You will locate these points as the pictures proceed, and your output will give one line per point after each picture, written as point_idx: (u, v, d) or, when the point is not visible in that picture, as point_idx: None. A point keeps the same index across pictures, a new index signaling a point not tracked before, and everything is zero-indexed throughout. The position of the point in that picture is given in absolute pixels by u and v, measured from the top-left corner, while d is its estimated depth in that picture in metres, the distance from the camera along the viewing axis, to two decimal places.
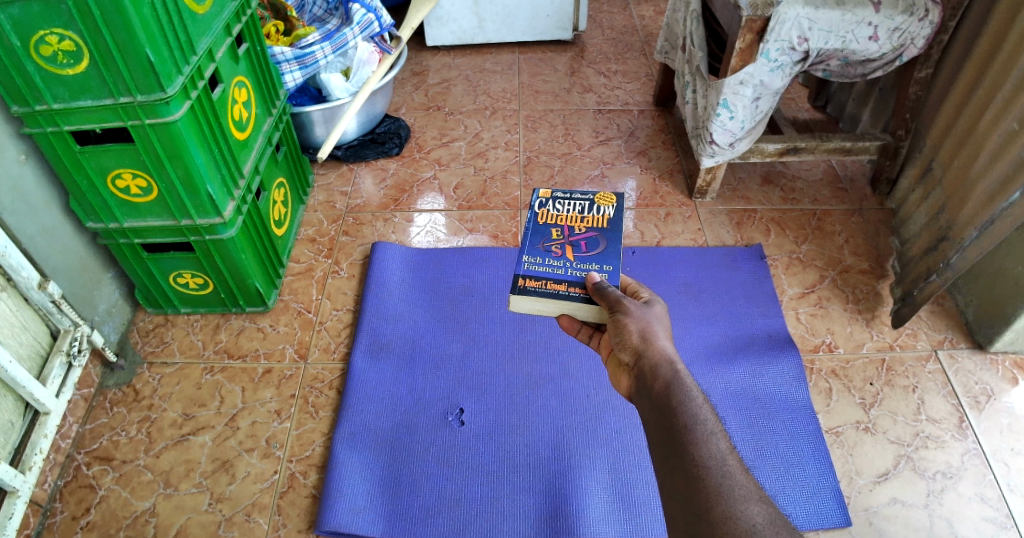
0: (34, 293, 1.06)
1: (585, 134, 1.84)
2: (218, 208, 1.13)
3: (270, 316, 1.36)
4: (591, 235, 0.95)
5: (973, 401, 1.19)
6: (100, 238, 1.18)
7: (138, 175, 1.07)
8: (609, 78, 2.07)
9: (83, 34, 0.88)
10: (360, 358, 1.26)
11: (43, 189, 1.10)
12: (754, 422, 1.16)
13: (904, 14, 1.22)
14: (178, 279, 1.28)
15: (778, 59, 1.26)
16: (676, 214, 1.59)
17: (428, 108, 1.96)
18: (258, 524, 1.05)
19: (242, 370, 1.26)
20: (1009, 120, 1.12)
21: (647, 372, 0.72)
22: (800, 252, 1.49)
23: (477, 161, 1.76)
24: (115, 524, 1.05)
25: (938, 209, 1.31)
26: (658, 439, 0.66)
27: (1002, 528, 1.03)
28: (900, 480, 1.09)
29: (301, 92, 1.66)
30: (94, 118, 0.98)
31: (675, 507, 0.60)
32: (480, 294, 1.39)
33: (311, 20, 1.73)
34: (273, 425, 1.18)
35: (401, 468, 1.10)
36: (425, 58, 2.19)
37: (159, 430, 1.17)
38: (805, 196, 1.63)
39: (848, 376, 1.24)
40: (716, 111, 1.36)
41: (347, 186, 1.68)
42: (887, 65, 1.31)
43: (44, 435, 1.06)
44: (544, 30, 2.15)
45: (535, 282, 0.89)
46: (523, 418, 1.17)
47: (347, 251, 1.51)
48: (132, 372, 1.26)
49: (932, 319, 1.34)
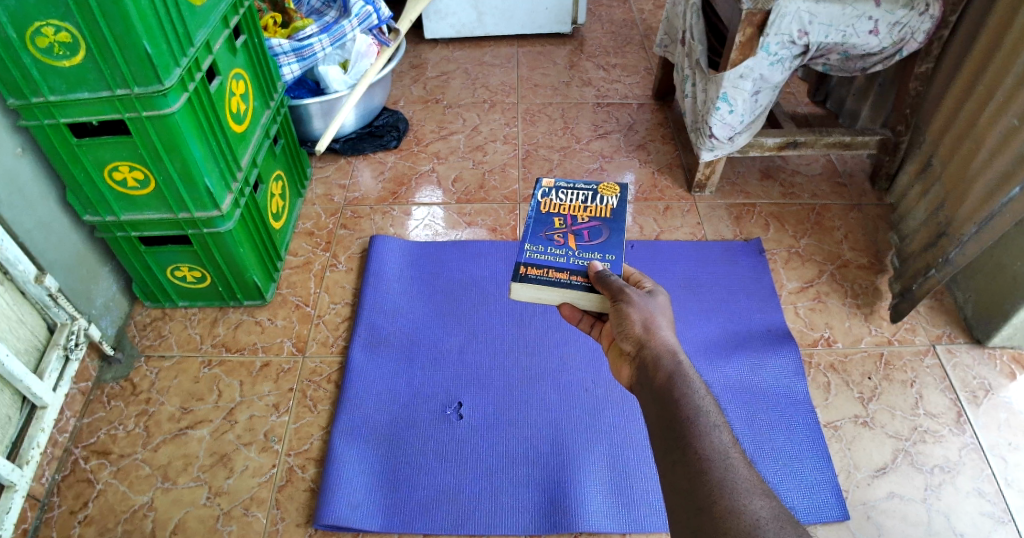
0: (31, 287, 1.06)
1: (585, 127, 1.84)
2: (216, 202, 1.12)
3: (268, 310, 1.35)
4: (594, 225, 0.95)
5: (972, 396, 1.19)
6: (97, 232, 1.18)
7: (135, 168, 1.06)
8: (609, 71, 2.06)
9: (80, 25, 0.87)
10: (359, 350, 1.26)
11: (39, 181, 1.09)
12: (754, 415, 1.16)
13: (905, 9, 1.22)
14: (176, 272, 1.27)
15: (778, 53, 1.25)
16: (675, 208, 1.58)
17: (427, 101, 1.95)
18: (256, 518, 1.05)
19: (240, 364, 1.26)
20: (1009, 116, 1.12)
21: (650, 363, 0.72)
22: (800, 247, 1.48)
23: (476, 155, 1.75)
24: (113, 519, 1.05)
25: (938, 204, 1.31)
26: (659, 431, 0.66)
27: (999, 523, 1.03)
28: (898, 474, 1.09)
29: (299, 84, 1.65)
30: (91, 110, 0.98)
31: (677, 499, 0.60)
32: (479, 286, 1.38)
33: (310, 12, 1.72)
34: (271, 419, 1.17)
35: (399, 462, 1.10)
36: (424, 51, 2.18)
37: (156, 424, 1.17)
38: (804, 190, 1.63)
39: (847, 370, 1.24)
40: (716, 105, 1.35)
41: (346, 179, 1.68)
42: (887, 60, 1.30)
43: (42, 430, 1.06)
44: (544, 23, 2.15)
45: (536, 270, 0.88)
46: (522, 411, 1.17)
47: (345, 244, 1.50)
48: (130, 366, 1.25)
49: (931, 314, 1.34)
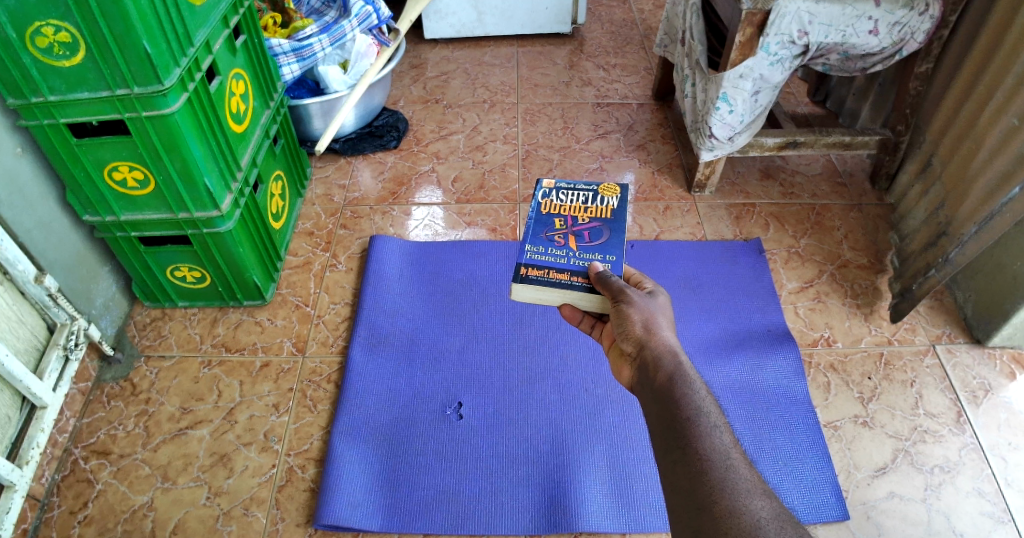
0: (31, 287, 1.06)
1: (585, 127, 1.84)
2: (216, 202, 1.12)
3: (268, 310, 1.35)
4: (595, 226, 0.95)
5: (972, 396, 1.19)
6: (97, 232, 1.18)
7: (134, 168, 1.06)
8: (609, 71, 2.06)
9: (80, 25, 0.87)
10: (359, 351, 1.26)
11: (39, 181, 1.09)
12: (754, 415, 1.16)
13: (905, 9, 1.22)
14: (175, 272, 1.27)
15: (778, 52, 1.25)
16: (675, 208, 1.58)
17: (427, 101, 1.95)
18: (256, 518, 1.05)
19: (240, 364, 1.26)
20: (1009, 116, 1.12)
21: (650, 363, 0.72)
22: (800, 247, 1.48)
23: (476, 154, 1.75)
24: (113, 519, 1.05)
25: (938, 204, 1.31)
26: (660, 431, 0.66)
27: (999, 523, 1.03)
28: (898, 474, 1.09)
29: (299, 84, 1.65)
30: (91, 110, 0.97)
31: (678, 499, 0.60)
32: (479, 286, 1.38)
33: (310, 12, 1.72)
34: (271, 419, 1.17)
35: (399, 462, 1.10)
36: (424, 51, 2.18)
37: (156, 424, 1.17)
38: (804, 190, 1.63)
39: (847, 370, 1.24)
40: (716, 105, 1.35)
41: (346, 179, 1.68)
42: (887, 60, 1.30)
43: (42, 429, 1.06)
44: (544, 23, 2.15)
45: (537, 270, 0.88)
46: (522, 411, 1.17)
47: (345, 244, 1.50)
48: (130, 366, 1.25)
49: (931, 313, 1.34)
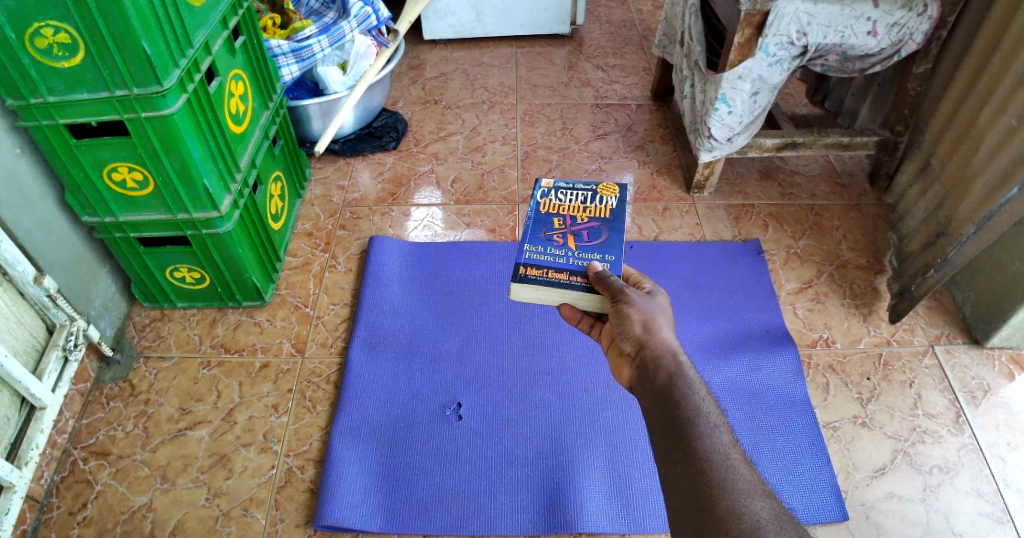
0: (30, 288, 1.05)
1: (583, 128, 1.84)
2: (215, 202, 1.12)
3: (267, 310, 1.35)
4: (593, 225, 0.95)
5: (970, 396, 1.20)
6: (96, 232, 1.17)
7: (134, 168, 1.06)
8: (608, 72, 2.06)
9: (79, 25, 0.87)
10: (359, 351, 1.26)
11: (38, 182, 1.09)
12: (753, 415, 1.16)
13: (904, 9, 1.22)
14: (175, 273, 1.27)
15: (777, 53, 1.25)
16: (674, 208, 1.59)
17: (426, 102, 1.96)
18: (255, 519, 1.05)
19: (239, 365, 1.26)
20: (1009, 116, 1.12)
21: (650, 364, 0.72)
22: (799, 247, 1.49)
23: (475, 155, 1.75)
24: (112, 519, 1.05)
25: (938, 204, 1.31)
26: (660, 430, 0.66)
27: (998, 523, 1.03)
28: (897, 474, 1.09)
29: (298, 85, 1.65)
30: (91, 111, 0.97)
31: (678, 498, 0.59)
32: (478, 287, 1.39)
33: (309, 12, 1.72)
34: (270, 420, 1.17)
35: (398, 463, 1.10)
36: (423, 52, 2.18)
37: (156, 424, 1.17)
38: (803, 190, 1.63)
39: (846, 370, 1.24)
40: (715, 106, 1.35)
41: (344, 180, 1.68)
42: (886, 61, 1.30)
43: (41, 430, 1.06)
44: (543, 23, 2.15)
45: (535, 270, 0.88)
46: (522, 411, 1.17)
47: (344, 245, 1.50)
48: (129, 366, 1.25)
49: (930, 314, 1.34)
